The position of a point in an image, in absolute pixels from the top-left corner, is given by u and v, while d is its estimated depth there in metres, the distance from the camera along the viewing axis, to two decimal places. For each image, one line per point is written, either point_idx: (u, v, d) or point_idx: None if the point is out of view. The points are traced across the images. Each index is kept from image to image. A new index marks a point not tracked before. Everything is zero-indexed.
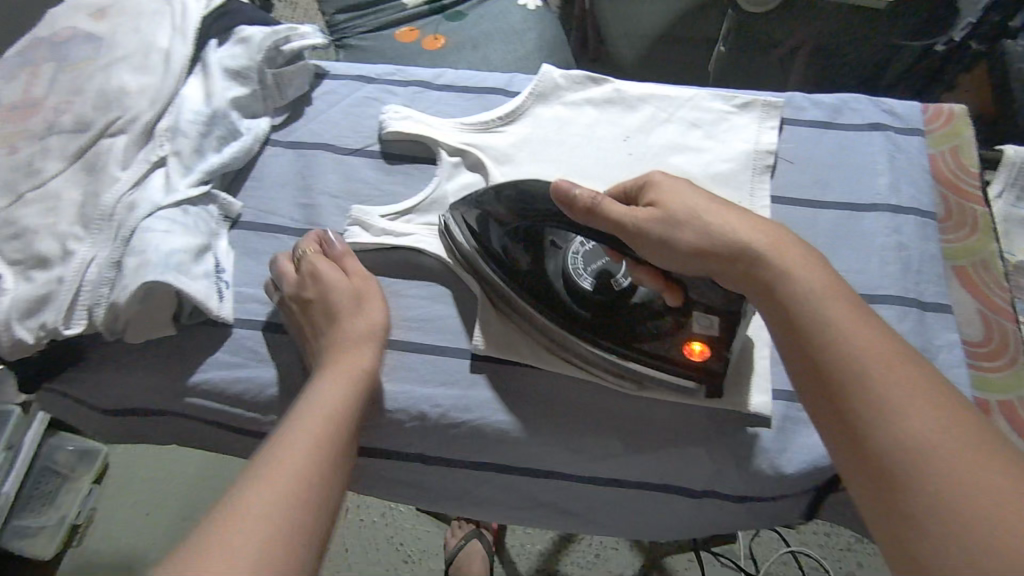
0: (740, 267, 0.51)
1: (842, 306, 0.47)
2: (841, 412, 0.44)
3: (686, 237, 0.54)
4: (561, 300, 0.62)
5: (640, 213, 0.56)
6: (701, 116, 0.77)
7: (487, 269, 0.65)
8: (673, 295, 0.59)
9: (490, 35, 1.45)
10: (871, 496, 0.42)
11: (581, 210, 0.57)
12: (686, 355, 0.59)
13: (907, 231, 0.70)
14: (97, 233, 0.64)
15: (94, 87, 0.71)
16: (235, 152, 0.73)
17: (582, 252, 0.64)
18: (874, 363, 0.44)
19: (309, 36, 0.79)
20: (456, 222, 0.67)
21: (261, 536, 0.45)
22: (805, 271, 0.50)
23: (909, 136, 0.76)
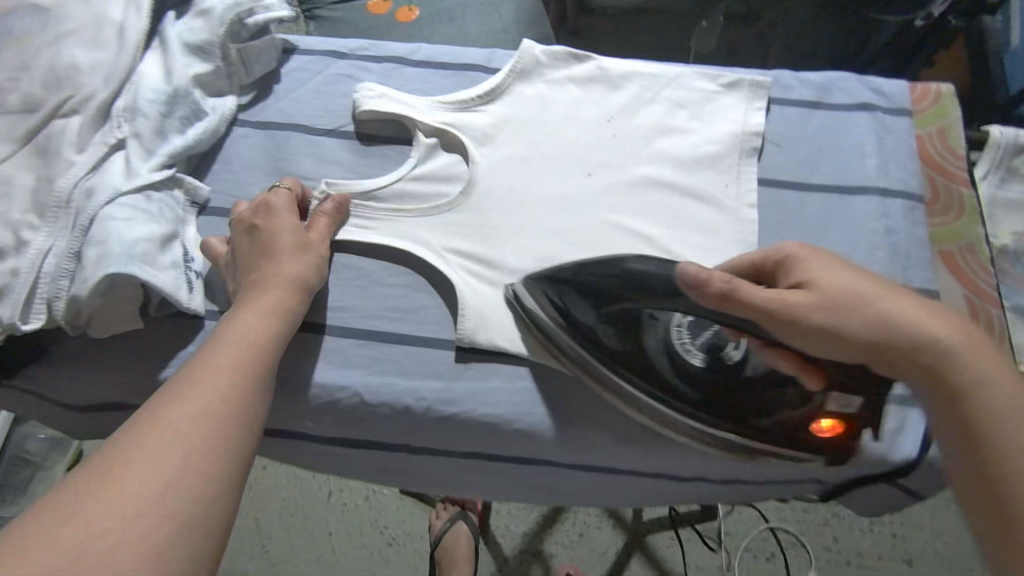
0: (908, 352, 0.49)
1: (974, 349, 0.48)
2: (976, 455, 0.46)
3: (853, 321, 0.50)
4: (669, 381, 0.58)
5: (792, 295, 0.52)
6: (686, 96, 0.75)
7: (574, 345, 0.60)
8: (812, 378, 0.54)
9: (466, 7, 1.40)
10: (990, 528, 0.45)
11: (712, 295, 0.53)
12: (816, 431, 0.56)
13: (895, 214, 0.69)
14: (53, 222, 0.60)
15: (43, 62, 0.66)
16: (199, 135, 0.70)
17: (685, 325, 0.59)
18: (1003, 401, 0.46)
19: (274, 9, 0.75)
20: (529, 291, 0.62)
21: (184, 446, 0.47)
22: (939, 321, 0.49)
23: (897, 117, 0.75)
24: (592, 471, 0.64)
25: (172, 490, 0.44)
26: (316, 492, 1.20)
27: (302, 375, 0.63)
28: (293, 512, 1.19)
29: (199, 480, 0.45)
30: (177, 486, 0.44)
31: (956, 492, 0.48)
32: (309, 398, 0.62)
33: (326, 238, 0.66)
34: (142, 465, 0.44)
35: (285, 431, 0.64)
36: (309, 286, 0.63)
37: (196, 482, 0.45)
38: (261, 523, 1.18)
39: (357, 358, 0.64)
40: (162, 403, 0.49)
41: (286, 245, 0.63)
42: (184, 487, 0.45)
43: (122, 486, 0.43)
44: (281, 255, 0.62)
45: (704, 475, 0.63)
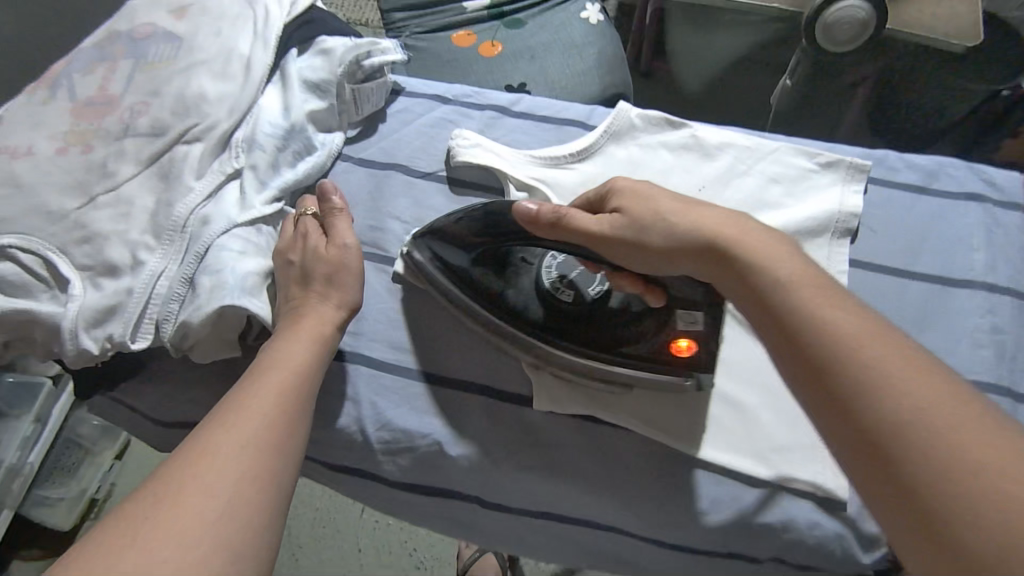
0: (705, 249, 0.53)
1: (769, 246, 0.51)
2: (801, 361, 0.45)
3: (654, 237, 0.56)
4: (542, 316, 0.62)
5: (608, 221, 0.58)
6: (782, 172, 0.74)
7: (459, 291, 0.64)
8: (652, 296, 0.60)
9: (548, 45, 1.42)
10: (855, 443, 0.41)
11: (545, 224, 0.60)
12: (675, 352, 0.60)
13: (1004, 312, 0.66)
14: (168, 244, 0.62)
15: (173, 90, 0.69)
16: (308, 169, 0.72)
17: (555, 265, 0.63)
18: (804, 293, 0.47)
19: (389, 52, 0.77)
20: (418, 249, 0.66)
21: (234, 479, 0.47)
22: (727, 223, 0.53)
23: (1007, 210, 0.72)
24: (666, 548, 0.61)
25: (219, 526, 0.44)
26: (348, 507, 1.21)
27: (386, 417, 0.63)
28: (325, 523, 1.20)
29: (248, 515, 0.46)
30: (227, 523, 0.45)
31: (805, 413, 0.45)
32: (390, 441, 0.62)
33: (357, 254, 0.64)
34: (192, 497, 0.45)
35: (361, 470, 0.64)
36: (343, 312, 0.62)
37: (245, 518, 0.46)
38: (293, 531, 1.19)
39: (440, 406, 0.63)
40: (210, 432, 0.49)
41: (316, 270, 0.62)
42: (234, 521, 0.45)
43: (177, 519, 0.44)
44: (314, 286, 0.62)
45: (783, 557, 0.59)
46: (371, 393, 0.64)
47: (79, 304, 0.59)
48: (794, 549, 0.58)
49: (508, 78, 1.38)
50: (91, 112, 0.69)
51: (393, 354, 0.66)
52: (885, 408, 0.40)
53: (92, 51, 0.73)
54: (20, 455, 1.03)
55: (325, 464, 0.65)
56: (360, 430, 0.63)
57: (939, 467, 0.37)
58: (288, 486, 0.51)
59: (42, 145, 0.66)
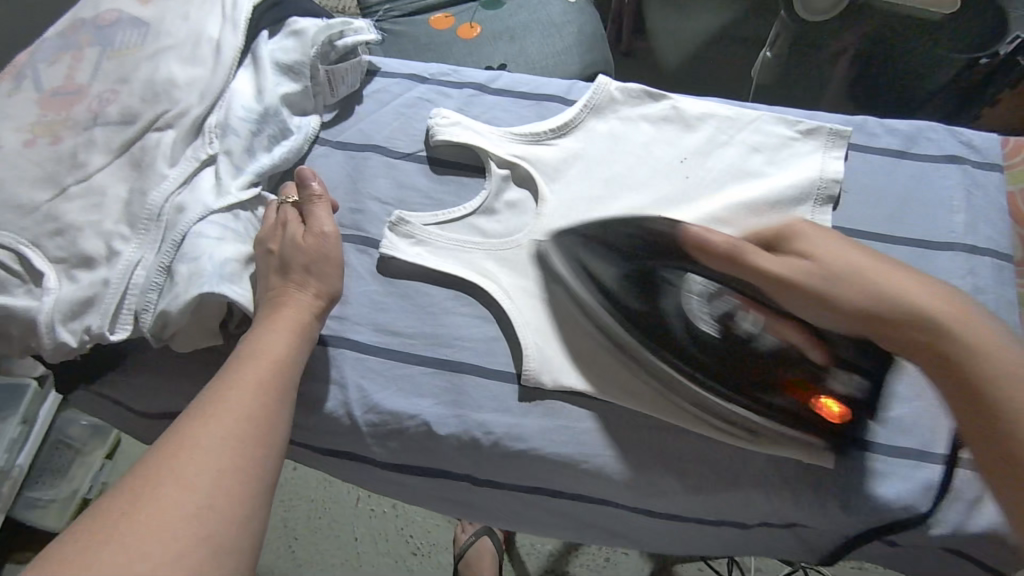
0: (910, 320, 0.49)
1: (961, 312, 0.48)
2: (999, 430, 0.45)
3: (853, 295, 0.50)
4: (676, 343, 0.60)
5: (794, 266, 0.53)
6: (762, 141, 0.74)
7: (602, 304, 0.63)
8: (820, 353, 0.54)
9: (527, 26, 1.40)
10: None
11: (718, 255, 0.55)
12: (825, 414, 0.57)
13: (983, 273, 0.67)
14: (144, 233, 0.61)
15: (142, 77, 0.68)
16: (286, 154, 0.71)
17: (704, 292, 0.60)
18: (897, 281, 0.50)
19: (363, 31, 0.76)
20: (558, 252, 0.66)
21: (212, 471, 0.47)
22: (928, 289, 0.50)
23: (986, 172, 0.73)
24: (656, 516, 0.62)
25: (195, 523, 0.44)
26: (344, 497, 1.21)
27: (373, 400, 0.62)
28: (320, 514, 1.20)
29: (227, 506, 0.46)
30: (204, 520, 0.44)
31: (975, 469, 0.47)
32: (377, 423, 0.62)
33: (335, 238, 0.63)
34: (169, 491, 0.45)
35: (349, 454, 0.64)
36: (324, 297, 0.62)
37: (226, 509, 0.45)
38: (288, 523, 1.19)
39: (426, 386, 0.63)
40: (183, 429, 0.49)
41: (296, 261, 0.61)
42: (214, 513, 0.45)
43: (155, 512, 0.43)
44: (294, 276, 0.61)
45: (770, 520, 0.60)
46: (357, 377, 0.64)
47: (54, 297, 0.58)
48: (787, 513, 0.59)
49: (488, 60, 1.37)
50: (58, 102, 0.67)
51: (378, 337, 0.66)
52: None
53: (57, 40, 0.71)
54: (10, 457, 1.04)
55: (316, 450, 0.65)
56: (347, 413, 0.62)
57: None
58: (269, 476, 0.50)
59: (8, 137, 0.64)
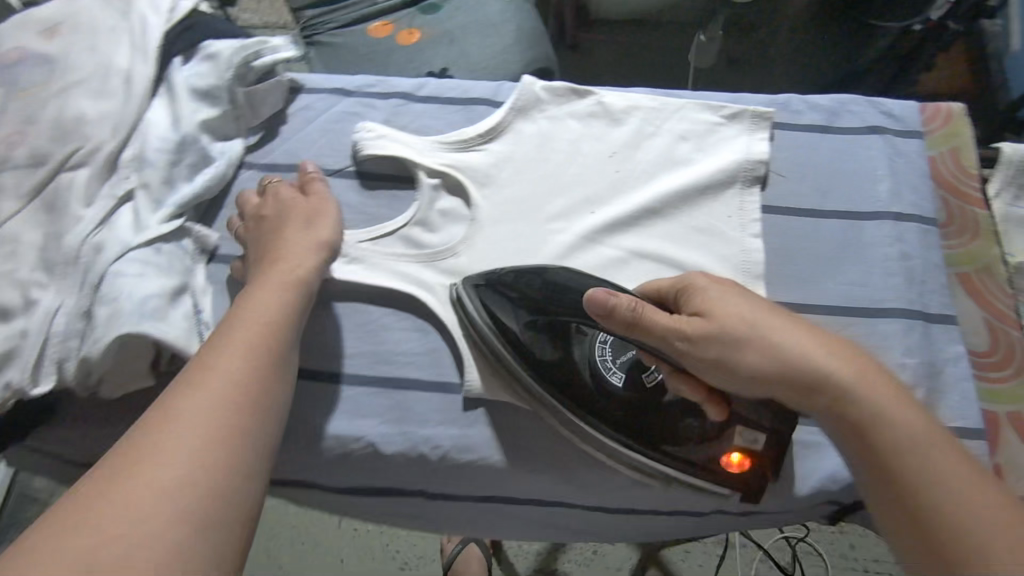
0: (792, 381, 0.50)
1: (844, 359, 0.50)
2: (874, 461, 0.47)
3: (748, 352, 0.50)
4: (590, 397, 0.59)
5: (688, 325, 0.52)
6: (689, 129, 0.75)
7: (509, 356, 0.60)
8: (715, 408, 0.55)
9: (466, 27, 1.39)
10: (901, 529, 0.46)
11: (620, 323, 0.53)
12: (725, 465, 0.57)
13: (910, 239, 0.68)
14: (62, 279, 0.60)
15: (49, 116, 0.66)
16: (208, 181, 0.69)
17: (610, 342, 0.60)
18: (808, 348, 0.50)
19: (281, 49, 0.74)
20: (467, 295, 0.64)
21: (202, 435, 0.46)
22: (813, 338, 0.51)
23: (908, 139, 0.74)
24: (612, 513, 0.62)
25: (187, 489, 0.43)
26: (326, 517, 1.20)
27: (316, 426, 0.62)
28: (304, 539, 1.17)
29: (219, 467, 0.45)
30: (194, 488, 0.43)
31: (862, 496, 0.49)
32: (322, 449, 0.61)
33: (332, 208, 0.67)
34: (156, 458, 0.44)
35: (297, 482, 0.63)
36: (317, 257, 0.63)
37: (215, 476, 0.45)
38: (271, 551, 1.17)
39: (369, 406, 0.63)
40: (175, 396, 0.48)
41: (294, 215, 0.65)
42: (205, 475, 0.44)
43: (140, 482, 0.43)
44: (296, 224, 0.64)
45: (725, 506, 0.60)
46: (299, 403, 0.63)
47: None
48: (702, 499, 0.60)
49: (430, 66, 1.36)
50: None
51: (317, 361, 0.65)
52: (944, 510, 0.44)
53: None
54: None
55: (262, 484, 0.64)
56: (291, 444, 0.62)
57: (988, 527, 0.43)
58: (265, 439, 0.50)
59: None
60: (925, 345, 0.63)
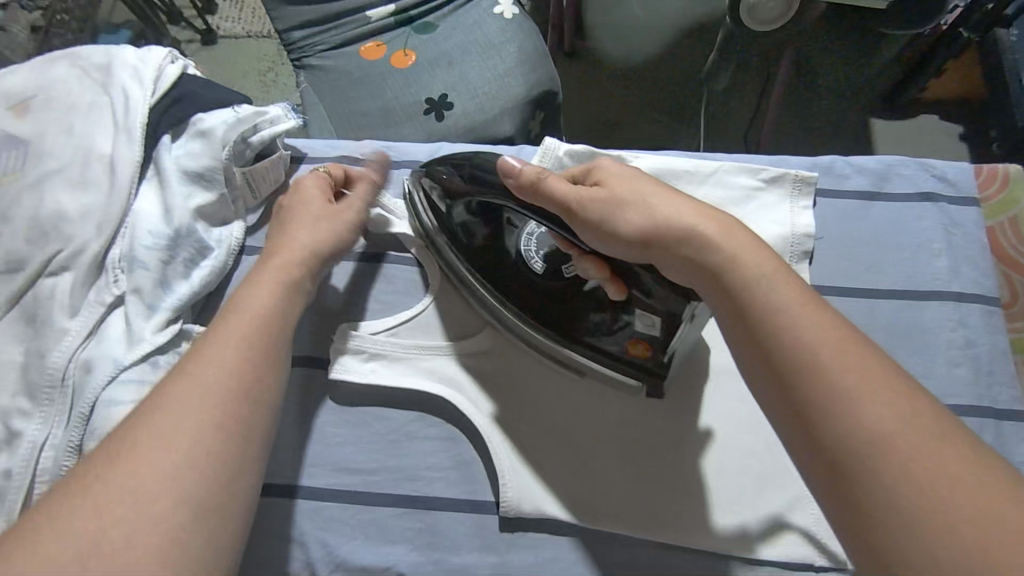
0: (676, 246, 0.47)
1: (727, 231, 0.46)
2: (758, 348, 0.42)
3: (630, 219, 0.49)
4: (514, 281, 0.62)
5: (591, 194, 0.51)
6: (725, 195, 0.69)
7: (446, 247, 0.65)
8: (617, 289, 0.56)
9: (466, 48, 1.10)
10: (792, 426, 0.39)
11: (526, 185, 0.53)
12: (628, 352, 0.58)
13: (973, 323, 0.63)
14: (46, 406, 0.54)
15: (25, 212, 0.59)
16: (206, 277, 0.63)
17: (536, 234, 0.64)
18: (694, 222, 0.47)
19: (280, 120, 0.68)
20: (416, 186, 0.67)
21: (189, 430, 0.45)
22: (694, 209, 0.48)
23: (963, 207, 0.69)
24: None
25: (177, 483, 0.43)
26: None
27: (340, 555, 0.56)
28: None
29: (206, 467, 0.44)
30: (187, 479, 0.43)
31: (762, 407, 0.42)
32: None
33: (348, 223, 0.63)
34: (151, 449, 0.43)
35: None
36: (314, 264, 0.59)
37: (206, 469, 0.44)
38: None
39: (395, 530, 0.57)
40: (176, 380, 0.47)
41: (304, 214, 0.61)
42: (192, 477, 0.43)
43: (135, 476, 0.42)
44: (310, 220, 0.61)
45: None
46: (318, 529, 0.57)
47: None
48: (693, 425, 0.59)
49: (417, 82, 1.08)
50: None
51: (338, 477, 0.59)
52: (844, 427, 0.37)
53: None
54: None
55: None
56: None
57: (866, 415, 0.37)
58: (265, 427, 0.49)
59: None
60: (997, 448, 0.59)
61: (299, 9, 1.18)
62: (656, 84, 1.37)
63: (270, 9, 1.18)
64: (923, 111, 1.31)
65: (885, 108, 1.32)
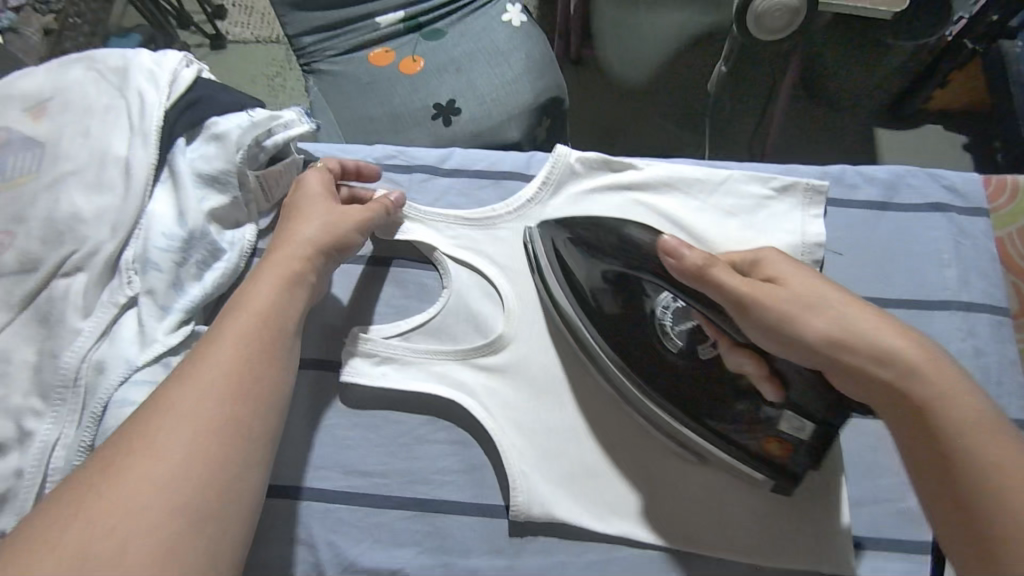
0: (861, 354, 0.48)
1: (901, 336, 0.48)
2: (926, 435, 0.45)
3: (814, 321, 0.49)
4: (644, 358, 0.58)
5: (764, 290, 0.51)
6: (736, 204, 0.69)
7: (567, 308, 0.61)
8: (771, 388, 0.53)
9: (474, 56, 1.11)
10: (950, 505, 0.44)
11: (687, 271, 0.53)
12: (766, 451, 0.54)
13: (982, 333, 0.63)
14: (60, 406, 0.54)
15: (40, 214, 0.59)
16: (219, 279, 0.64)
17: (673, 308, 0.59)
18: (870, 325, 0.48)
19: (293, 125, 0.69)
20: (540, 241, 0.64)
21: (188, 435, 0.45)
22: (869, 314, 0.49)
23: (972, 217, 0.69)
24: None
25: (172, 489, 0.43)
26: None
27: (349, 558, 0.56)
28: None
29: (202, 473, 0.44)
30: (183, 486, 0.43)
31: (919, 496, 0.47)
32: None
33: (360, 221, 0.62)
34: (149, 454, 0.43)
35: None
36: (317, 260, 0.59)
37: (202, 474, 0.44)
38: None
39: (405, 533, 0.57)
40: (175, 385, 0.47)
41: (302, 210, 0.61)
42: (188, 482, 0.43)
43: (128, 482, 0.42)
44: (312, 217, 0.60)
45: None
46: (327, 532, 0.57)
47: None
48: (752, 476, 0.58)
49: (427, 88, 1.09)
50: None
51: (348, 480, 0.59)
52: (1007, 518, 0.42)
53: None
54: None
55: None
56: None
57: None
58: (266, 430, 0.49)
59: None
60: None
61: (309, 14, 1.19)
62: (665, 95, 1.37)
63: (280, 15, 1.19)
64: (926, 121, 1.32)
65: (890, 119, 1.32)
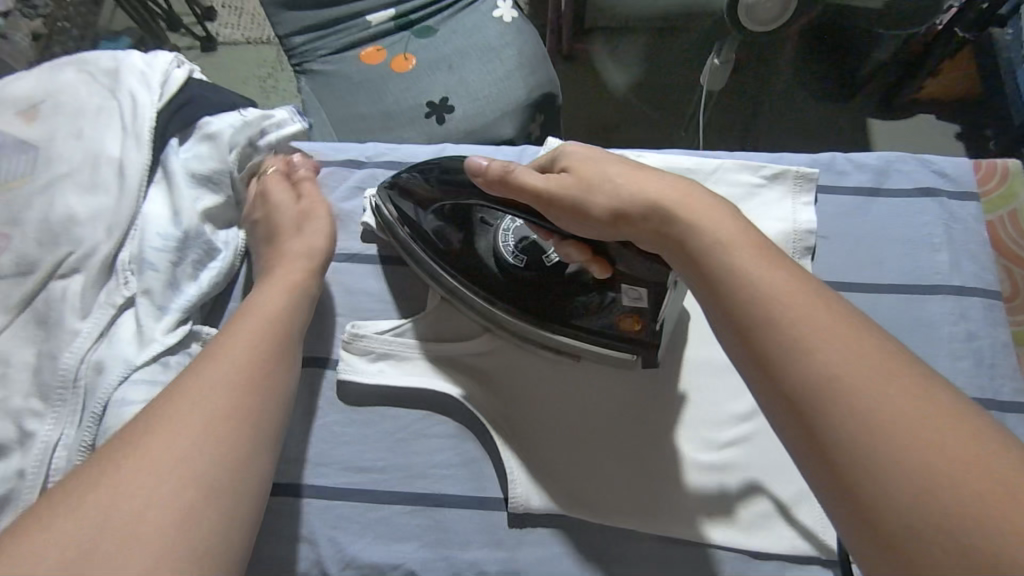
0: (675, 244, 0.46)
1: (743, 247, 0.43)
2: (770, 372, 0.39)
3: (600, 203, 0.50)
4: (494, 282, 0.61)
5: (562, 181, 0.52)
6: (726, 193, 0.70)
7: (418, 251, 0.64)
8: (601, 268, 0.56)
9: (466, 53, 1.11)
10: (816, 456, 0.36)
11: (494, 183, 0.54)
12: (620, 329, 0.59)
13: (975, 316, 0.64)
14: (59, 406, 0.54)
15: (36, 215, 0.59)
16: (214, 280, 0.63)
17: (513, 228, 0.62)
18: (709, 237, 0.44)
19: (286, 123, 0.71)
20: (382, 200, 0.66)
21: (202, 415, 0.46)
22: (710, 217, 0.45)
23: (962, 202, 0.70)
24: None
25: (188, 463, 0.43)
26: None
27: (350, 553, 0.57)
28: None
29: (217, 450, 0.45)
30: (199, 461, 0.44)
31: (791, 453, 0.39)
32: None
33: (327, 212, 0.65)
34: (163, 432, 0.44)
35: None
36: (318, 267, 0.61)
37: (216, 451, 0.45)
38: None
39: (406, 528, 0.58)
40: (191, 374, 0.49)
41: (284, 224, 0.63)
42: (204, 457, 0.44)
43: (145, 455, 0.43)
44: (293, 230, 0.63)
45: None
46: (328, 527, 0.58)
47: None
48: (645, 385, 0.61)
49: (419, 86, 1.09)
50: None
51: (348, 476, 0.60)
52: (872, 456, 0.34)
53: None
54: None
55: None
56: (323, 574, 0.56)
57: (895, 442, 0.34)
58: (271, 426, 0.49)
59: None
60: None
61: (300, 13, 1.18)
62: (657, 88, 1.37)
63: (271, 16, 1.19)
64: (921, 109, 1.32)
65: (882, 107, 1.32)
